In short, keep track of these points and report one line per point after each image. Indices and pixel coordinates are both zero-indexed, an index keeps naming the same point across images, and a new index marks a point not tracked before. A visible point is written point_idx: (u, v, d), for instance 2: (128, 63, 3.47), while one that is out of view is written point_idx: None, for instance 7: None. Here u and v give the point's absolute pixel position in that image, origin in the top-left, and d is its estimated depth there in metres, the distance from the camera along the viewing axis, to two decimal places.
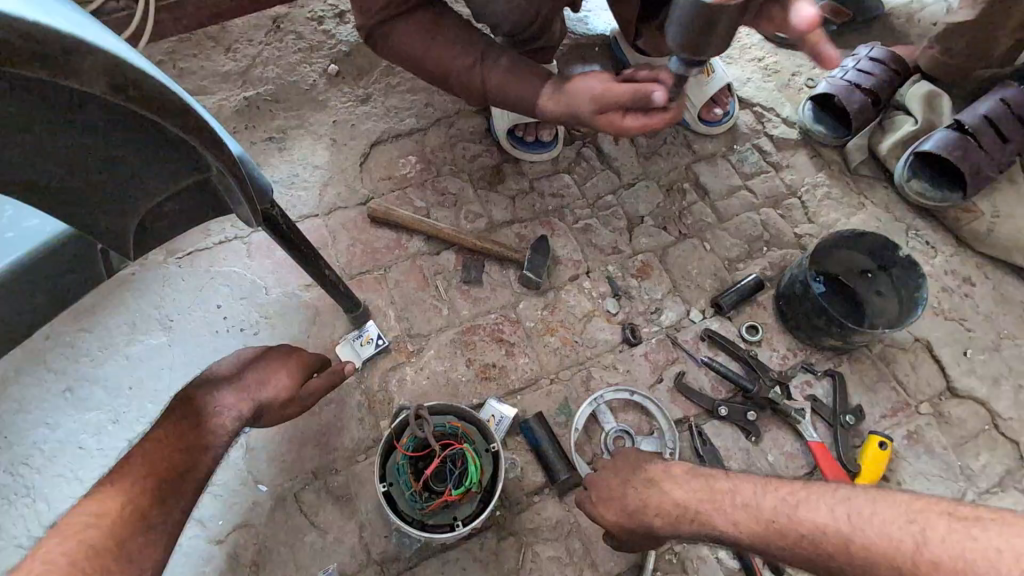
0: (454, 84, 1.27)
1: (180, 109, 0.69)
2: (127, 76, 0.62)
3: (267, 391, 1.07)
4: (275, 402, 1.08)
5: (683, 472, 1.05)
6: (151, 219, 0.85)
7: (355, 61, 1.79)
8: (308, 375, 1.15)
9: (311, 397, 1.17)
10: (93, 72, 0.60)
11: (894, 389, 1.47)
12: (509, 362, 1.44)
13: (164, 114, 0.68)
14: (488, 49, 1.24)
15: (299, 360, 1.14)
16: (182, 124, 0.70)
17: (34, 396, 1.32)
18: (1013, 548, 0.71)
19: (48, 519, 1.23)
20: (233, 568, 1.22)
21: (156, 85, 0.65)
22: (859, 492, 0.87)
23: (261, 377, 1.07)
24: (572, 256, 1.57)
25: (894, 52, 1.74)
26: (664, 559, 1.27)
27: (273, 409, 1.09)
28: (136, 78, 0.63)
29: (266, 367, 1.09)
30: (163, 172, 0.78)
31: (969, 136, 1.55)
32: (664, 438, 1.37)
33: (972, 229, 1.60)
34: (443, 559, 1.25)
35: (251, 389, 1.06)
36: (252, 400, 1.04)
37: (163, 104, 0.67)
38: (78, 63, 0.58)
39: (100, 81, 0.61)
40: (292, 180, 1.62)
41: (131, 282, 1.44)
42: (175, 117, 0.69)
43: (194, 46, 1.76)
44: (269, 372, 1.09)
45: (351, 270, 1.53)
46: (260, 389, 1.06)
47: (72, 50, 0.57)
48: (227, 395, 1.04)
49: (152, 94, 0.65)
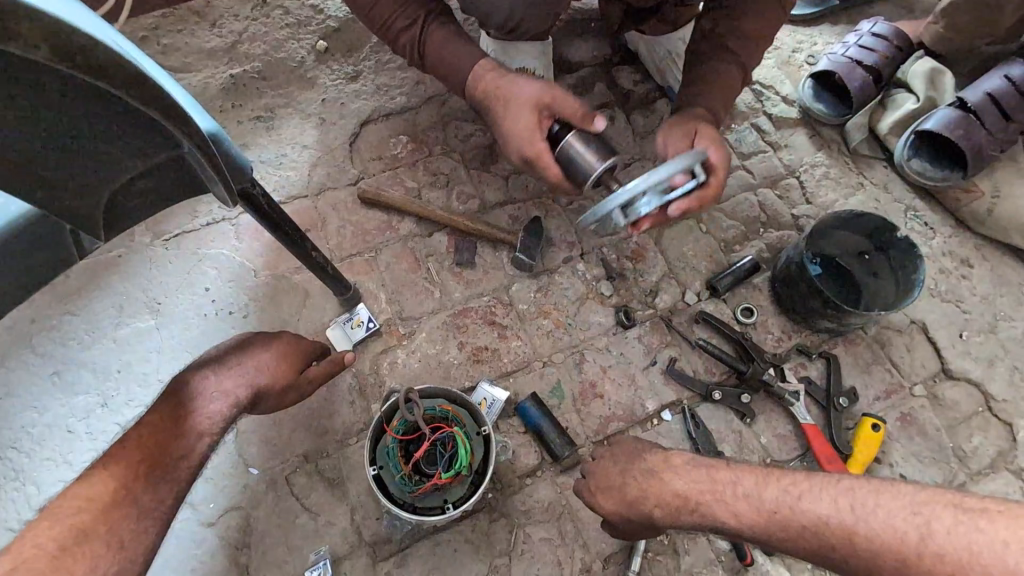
0: (401, 46, 1.32)
1: (134, 79, 0.66)
2: (71, 41, 0.59)
3: (267, 375, 1.05)
4: (272, 389, 1.06)
5: (677, 459, 1.05)
6: (123, 198, 0.82)
7: (344, 37, 1.74)
8: (304, 362, 1.13)
9: (313, 384, 1.16)
10: (34, 36, 0.57)
11: (888, 370, 1.46)
12: (501, 344, 1.43)
13: (119, 83, 0.65)
14: (431, 18, 1.29)
15: (296, 346, 1.12)
16: (139, 94, 0.68)
17: (22, 379, 1.31)
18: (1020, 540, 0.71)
19: (38, 503, 1.23)
20: (224, 551, 1.22)
21: (107, 52, 0.63)
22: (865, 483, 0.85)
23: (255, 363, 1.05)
24: (566, 238, 1.55)
25: (898, 28, 1.70)
26: (656, 540, 1.28)
27: (272, 396, 1.07)
28: (82, 45, 0.60)
29: (262, 347, 1.08)
30: (127, 148, 0.75)
31: (972, 114, 1.52)
32: (625, 195, 0.99)
33: (971, 209, 1.58)
34: (434, 541, 1.25)
35: (252, 370, 1.04)
36: (251, 383, 1.03)
37: (115, 72, 0.64)
38: (17, 25, 0.56)
39: (40, 45, 0.58)
40: (280, 161, 1.59)
41: (118, 265, 1.42)
42: (127, 88, 0.67)
43: (178, 22, 1.70)
44: (267, 356, 1.07)
45: (342, 253, 1.50)
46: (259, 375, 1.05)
47: (5, 12, 0.55)
48: (224, 377, 1.02)
49: (104, 63, 0.63)
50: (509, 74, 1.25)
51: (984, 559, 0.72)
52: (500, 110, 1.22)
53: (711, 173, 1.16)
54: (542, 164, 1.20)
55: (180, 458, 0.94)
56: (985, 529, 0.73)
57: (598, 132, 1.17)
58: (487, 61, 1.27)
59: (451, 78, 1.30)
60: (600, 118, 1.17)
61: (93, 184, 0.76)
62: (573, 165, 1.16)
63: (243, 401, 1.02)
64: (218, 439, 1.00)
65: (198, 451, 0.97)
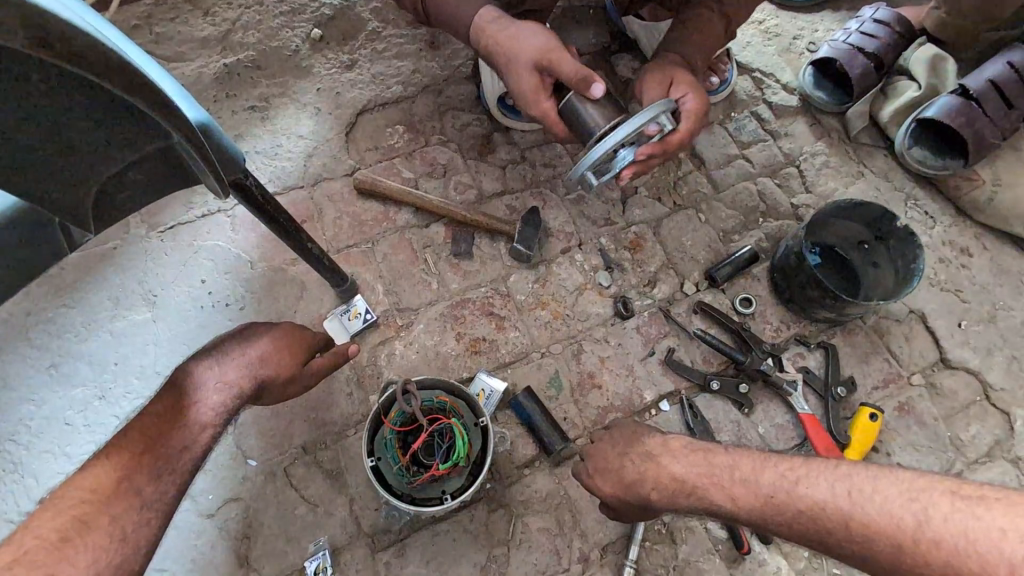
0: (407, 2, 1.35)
1: (116, 66, 0.65)
2: (51, 28, 0.59)
3: (269, 368, 1.05)
4: (277, 379, 1.06)
5: (673, 445, 1.05)
6: (113, 189, 0.81)
7: (339, 26, 1.72)
8: (309, 354, 1.14)
9: (312, 378, 1.16)
10: (9, 22, 0.56)
11: (887, 360, 1.46)
12: (499, 335, 1.43)
13: (103, 73, 0.65)
14: None
15: (299, 339, 1.12)
16: (123, 84, 0.67)
17: (19, 371, 1.30)
18: (1016, 528, 0.70)
19: (37, 495, 1.23)
20: (224, 542, 1.23)
21: (86, 38, 0.62)
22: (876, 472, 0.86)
23: (260, 354, 1.05)
24: (564, 228, 1.54)
25: (900, 14, 1.68)
26: (653, 529, 1.28)
27: (276, 386, 1.07)
28: (63, 33, 0.60)
29: (267, 339, 1.07)
30: (116, 138, 0.74)
31: (973, 102, 1.50)
32: (591, 156, 1.11)
33: (972, 198, 1.57)
34: (433, 531, 1.25)
35: (254, 362, 1.03)
36: (256, 376, 1.03)
37: (98, 60, 0.64)
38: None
39: (20, 33, 0.57)
40: (275, 152, 1.58)
41: (113, 257, 1.41)
42: (114, 79, 0.66)
43: (171, 11, 1.68)
44: (273, 351, 1.07)
45: (338, 244, 1.49)
46: (261, 367, 1.04)
47: None
48: (227, 369, 1.01)
49: (87, 51, 0.62)
50: (510, 26, 1.25)
51: (981, 546, 0.71)
52: (504, 67, 1.25)
53: (684, 116, 1.25)
54: (547, 124, 1.27)
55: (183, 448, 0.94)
56: (981, 517, 0.72)
57: (596, 98, 1.17)
58: (488, 12, 1.28)
59: (452, 27, 1.33)
60: (597, 85, 1.15)
61: (83, 175, 0.76)
62: (575, 120, 1.20)
63: (246, 390, 1.02)
64: (221, 429, 1.00)
65: (199, 443, 0.96)
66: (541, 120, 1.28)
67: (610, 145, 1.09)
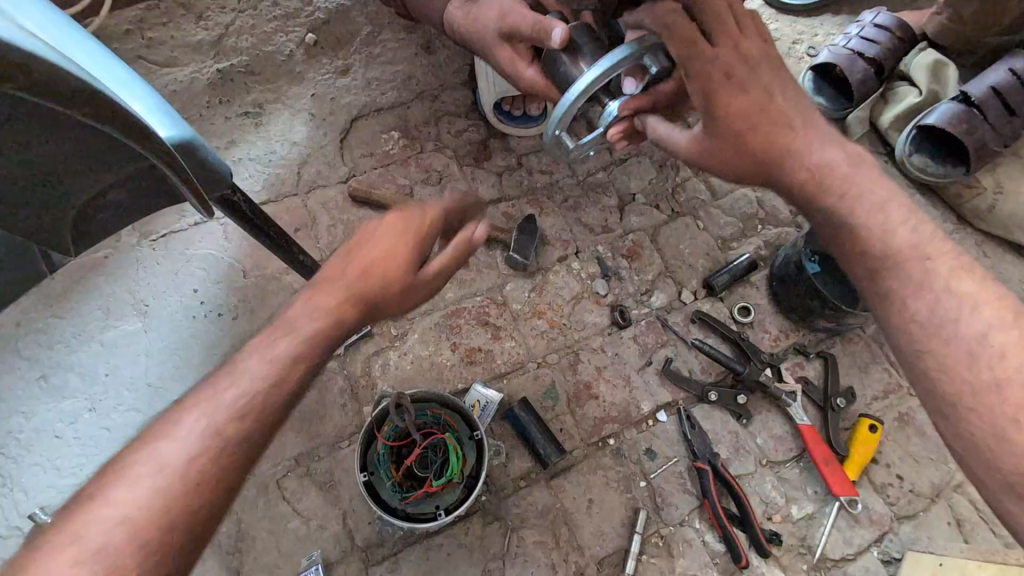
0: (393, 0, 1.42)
1: (82, 92, 0.65)
2: (10, 58, 0.58)
3: (375, 284, 0.86)
4: (385, 294, 0.87)
5: (841, 177, 0.92)
6: (97, 210, 0.84)
7: (333, 30, 1.71)
8: (428, 252, 0.92)
9: (436, 279, 0.95)
10: None
11: (887, 370, 1.44)
12: (495, 345, 1.41)
13: (67, 100, 0.65)
14: None
15: (410, 233, 0.90)
16: (90, 109, 0.67)
17: (8, 383, 1.29)
18: None
19: (26, 510, 1.21)
20: (215, 557, 1.21)
21: (47, 65, 0.61)
22: (1009, 338, 0.79)
23: (361, 269, 0.86)
24: (561, 236, 1.53)
25: (901, 18, 1.66)
26: (651, 542, 1.27)
27: (388, 301, 0.88)
28: (24, 63, 0.60)
29: (364, 250, 0.87)
30: (94, 159, 0.75)
31: (975, 108, 1.48)
32: (566, 104, 0.98)
33: (973, 205, 1.55)
34: (428, 545, 1.24)
35: (356, 281, 0.85)
36: (355, 298, 0.85)
37: (63, 86, 0.63)
38: None
39: None
40: (268, 157, 1.56)
41: (104, 266, 1.39)
42: (80, 104, 0.66)
43: (164, 15, 1.66)
44: (373, 260, 0.86)
45: (333, 252, 1.48)
46: (361, 283, 0.85)
47: None
48: (328, 296, 0.84)
49: (49, 80, 0.62)
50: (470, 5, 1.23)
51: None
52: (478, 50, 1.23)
53: None
54: (541, 92, 1.14)
55: (281, 404, 0.81)
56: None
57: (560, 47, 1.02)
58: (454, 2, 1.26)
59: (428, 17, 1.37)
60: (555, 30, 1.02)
61: (61, 195, 0.77)
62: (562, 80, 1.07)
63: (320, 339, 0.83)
64: (320, 367, 0.85)
65: (268, 408, 0.80)
66: (532, 92, 1.16)
67: (585, 86, 0.95)
